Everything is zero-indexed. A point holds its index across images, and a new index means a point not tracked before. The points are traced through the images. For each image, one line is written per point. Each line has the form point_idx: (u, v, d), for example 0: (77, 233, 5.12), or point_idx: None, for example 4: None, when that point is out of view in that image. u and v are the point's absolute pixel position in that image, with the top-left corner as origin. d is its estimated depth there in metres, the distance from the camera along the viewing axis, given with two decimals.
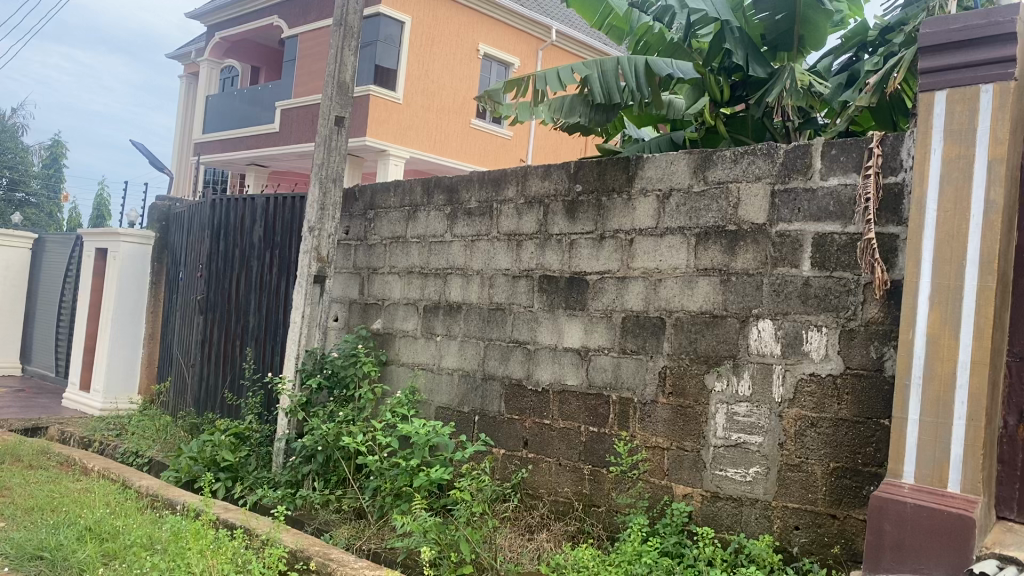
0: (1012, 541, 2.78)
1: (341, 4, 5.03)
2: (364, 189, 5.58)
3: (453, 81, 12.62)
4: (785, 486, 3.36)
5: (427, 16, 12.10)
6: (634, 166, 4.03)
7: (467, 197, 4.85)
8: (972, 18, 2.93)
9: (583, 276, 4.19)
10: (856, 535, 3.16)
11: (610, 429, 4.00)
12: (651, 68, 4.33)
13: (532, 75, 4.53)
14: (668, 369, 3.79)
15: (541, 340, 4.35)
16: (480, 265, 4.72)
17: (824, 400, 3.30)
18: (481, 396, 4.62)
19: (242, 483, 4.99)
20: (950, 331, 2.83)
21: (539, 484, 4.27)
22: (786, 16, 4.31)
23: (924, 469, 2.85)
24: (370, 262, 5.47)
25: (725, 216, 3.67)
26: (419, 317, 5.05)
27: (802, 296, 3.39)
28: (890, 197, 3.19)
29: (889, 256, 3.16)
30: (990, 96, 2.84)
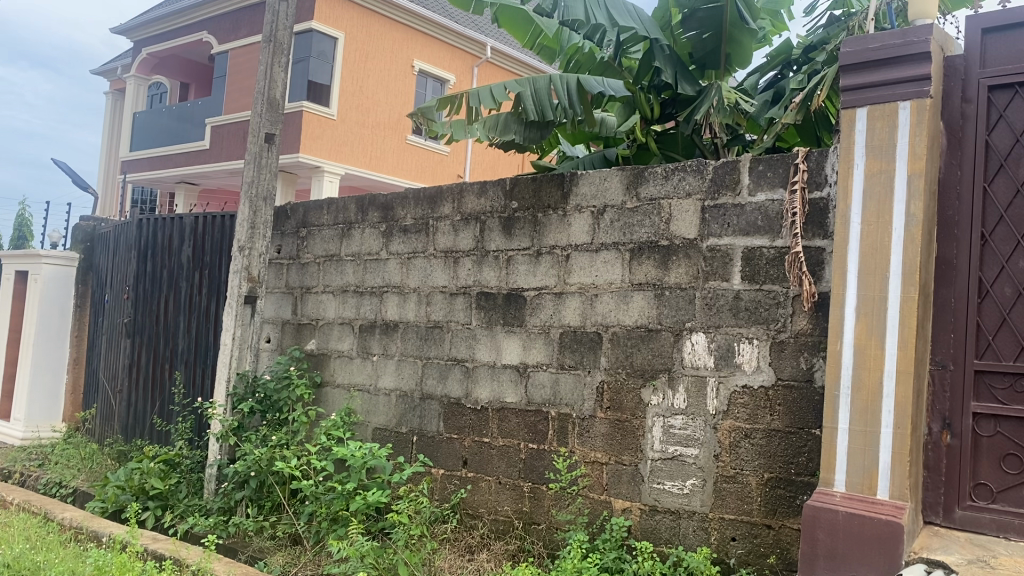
0: (939, 545, 2.83)
1: (271, 20, 4.96)
2: (297, 207, 5.49)
3: (387, 98, 12.58)
4: (722, 498, 3.40)
5: (360, 31, 12.02)
6: (569, 183, 4.05)
7: (402, 215, 4.81)
8: (889, 37, 3.01)
9: (520, 292, 4.19)
10: (790, 544, 3.20)
11: (549, 445, 3.99)
12: (583, 85, 4.36)
13: (467, 93, 4.55)
14: (606, 384, 3.81)
15: (479, 358, 4.33)
16: (417, 282, 4.68)
17: (757, 411, 3.34)
18: (419, 415, 4.57)
19: (172, 512, 4.82)
20: (876, 341, 2.90)
21: (479, 504, 4.24)
22: (713, 35, 4.40)
23: (854, 477, 2.91)
24: (304, 281, 5.38)
25: (658, 231, 3.71)
26: (355, 336, 4.98)
27: (733, 309, 3.44)
28: (816, 211, 3.26)
29: (816, 269, 3.23)
30: (908, 113, 2.93)
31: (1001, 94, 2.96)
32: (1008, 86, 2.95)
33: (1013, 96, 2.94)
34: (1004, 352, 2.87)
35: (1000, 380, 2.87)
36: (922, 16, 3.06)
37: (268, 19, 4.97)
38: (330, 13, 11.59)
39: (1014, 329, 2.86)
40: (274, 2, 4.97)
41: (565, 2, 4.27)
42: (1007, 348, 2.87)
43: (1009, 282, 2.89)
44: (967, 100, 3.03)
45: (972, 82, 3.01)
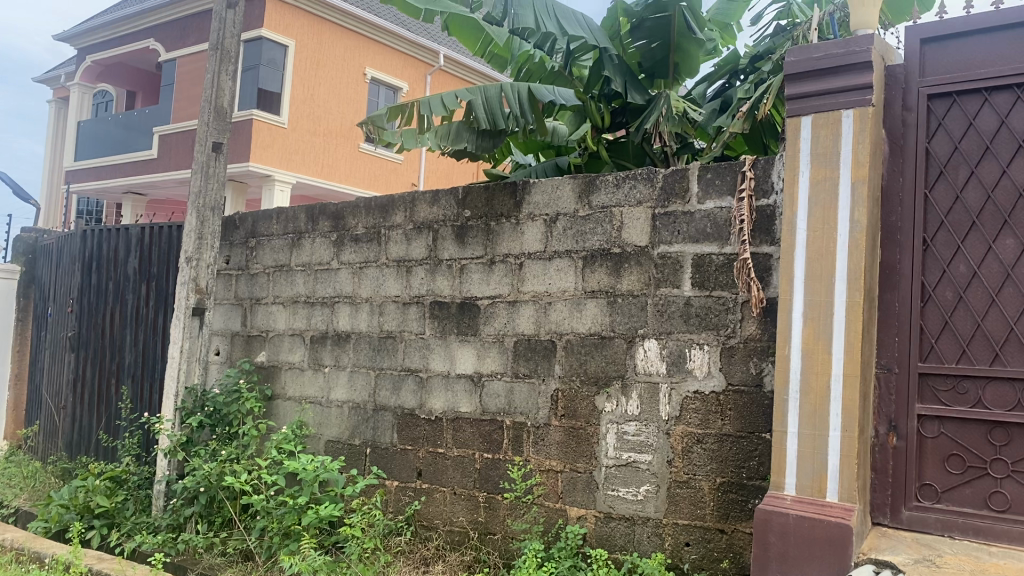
0: (886, 546, 2.87)
1: (217, 28, 4.89)
2: (246, 216, 5.41)
3: (339, 106, 12.50)
4: (675, 503, 3.42)
5: (311, 39, 11.91)
6: (521, 192, 4.05)
7: (353, 224, 4.77)
8: (832, 47, 3.06)
9: (474, 301, 4.18)
10: (743, 548, 3.23)
11: (503, 455, 3.98)
12: (535, 94, 4.38)
13: (417, 101, 4.51)
14: (560, 392, 3.81)
15: (433, 368, 4.30)
16: (369, 292, 4.64)
17: (709, 416, 3.37)
18: (372, 427, 4.52)
19: (118, 530, 4.70)
20: (823, 345, 2.95)
21: (434, 515, 4.21)
22: (661, 44, 4.46)
23: (804, 480, 2.95)
24: (253, 292, 5.31)
25: (610, 239, 3.73)
26: (306, 348, 4.92)
27: (684, 315, 3.47)
28: (763, 218, 3.30)
29: (763, 275, 3.27)
30: (851, 121, 2.98)
31: (940, 102, 3.04)
32: (946, 94, 3.02)
33: (951, 105, 3.02)
34: (946, 355, 2.94)
35: (943, 382, 2.94)
36: (864, 26, 3.12)
37: (214, 26, 4.91)
38: (280, 21, 11.48)
39: (956, 332, 2.93)
40: (220, 10, 4.90)
41: (514, 10, 4.23)
42: (949, 350, 2.94)
43: (950, 286, 2.96)
44: (908, 108, 3.09)
45: (913, 91, 3.08)
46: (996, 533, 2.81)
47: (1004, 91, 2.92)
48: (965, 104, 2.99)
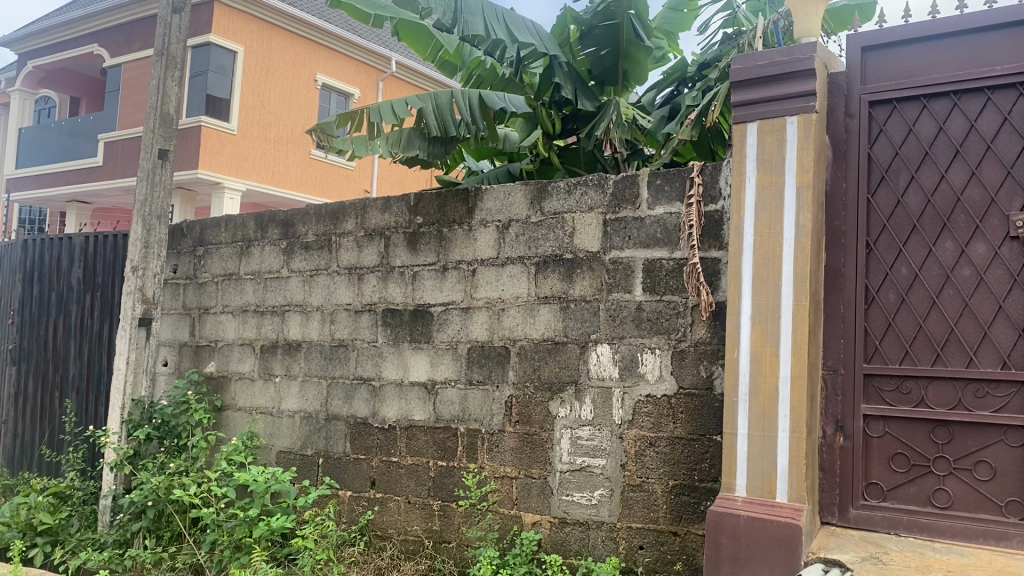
0: (835, 544, 2.91)
1: (162, 33, 4.81)
2: (193, 225, 5.32)
3: (290, 113, 12.39)
4: (628, 507, 3.44)
5: (260, 45, 11.78)
6: (473, 198, 4.04)
7: (303, 231, 4.71)
8: (777, 54, 3.11)
9: (427, 308, 4.16)
10: (696, 550, 3.26)
11: (458, 462, 3.96)
12: (486, 102, 4.42)
13: (367, 108, 4.50)
14: (514, 399, 3.81)
15: (386, 376, 4.27)
16: (320, 301, 4.59)
17: (661, 420, 3.40)
18: (325, 437, 4.47)
19: (62, 547, 4.56)
20: (771, 348, 2.99)
21: (388, 524, 4.18)
22: (610, 52, 4.49)
23: (754, 482, 2.99)
24: (201, 301, 5.22)
25: (562, 245, 3.74)
26: (257, 357, 4.85)
27: (636, 320, 3.50)
28: (712, 223, 3.35)
29: (713, 280, 3.31)
30: (795, 127, 3.04)
31: (881, 109, 3.11)
32: (886, 101, 3.10)
33: (891, 111, 3.09)
34: (889, 356, 3.01)
35: (887, 382, 3.00)
36: (807, 34, 3.18)
37: (159, 31, 4.82)
38: (228, 27, 11.33)
39: (899, 333, 3.00)
40: (165, 15, 4.82)
41: (465, 18, 4.19)
42: (893, 352, 3.01)
43: (893, 288, 3.03)
44: (850, 114, 3.16)
45: (855, 98, 3.15)
46: (940, 529, 2.87)
47: (942, 98, 3.00)
48: (905, 111, 3.07)
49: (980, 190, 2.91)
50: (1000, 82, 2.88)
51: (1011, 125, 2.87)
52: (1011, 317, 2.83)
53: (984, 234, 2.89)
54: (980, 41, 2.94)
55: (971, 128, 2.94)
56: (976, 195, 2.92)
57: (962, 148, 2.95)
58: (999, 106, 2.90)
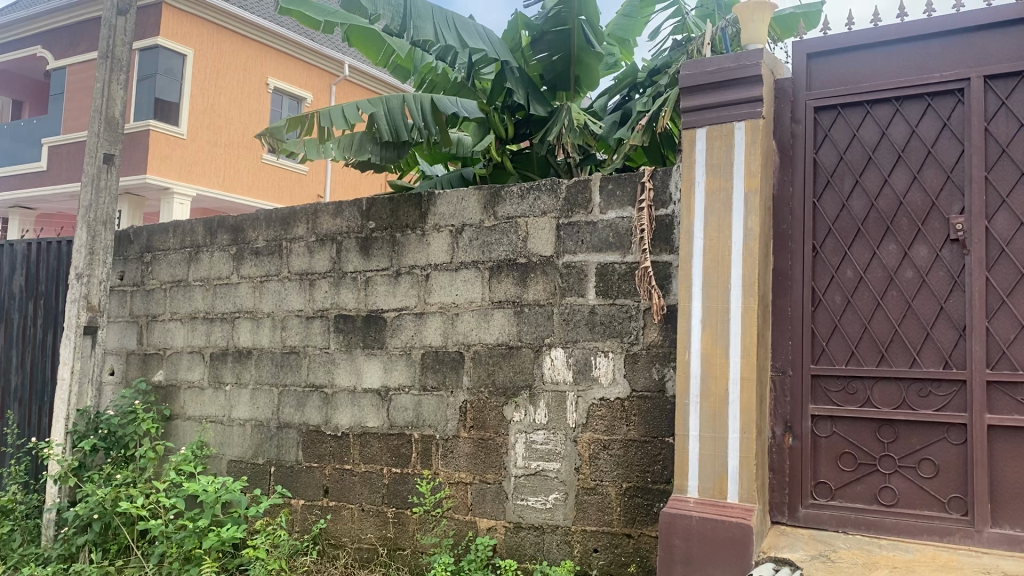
0: (785, 543, 2.96)
1: (107, 35, 4.71)
2: (140, 231, 5.22)
3: (241, 117, 12.26)
4: (583, 510, 3.45)
5: (209, 48, 11.62)
6: (426, 203, 4.03)
7: (253, 237, 4.65)
8: (724, 61, 3.15)
9: (380, 314, 4.13)
10: (649, 552, 3.28)
11: (412, 469, 3.94)
12: (437, 106, 4.38)
13: (317, 112, 4.42)
14: (468, 404, 3.80)
15: (338, 384, 4.23)
16: (271, 307, 4.54)
17: (614, 423, 3.42)
18: (276, 446, 4.41)
19: (4, 563, 4.42)
20: (721, 350, 3.03)
21: (342, 533, 4.14)
22: (562, 57, 4.49)
23: (706, 483, 3.03)
24: (149, 309, 5.12)
25: (515, 249, 3.74)
26: (206, 365, 4.77)
27: (589, 324, 3.51)
28: (663, 227, 3.38)
29: (664, 283, 3.34)
30: (743, 132, 3.08)
31: (826, 115, 3.18)
32: (831, 107, 3.16)
33: (836, 117, 3.16)
34: (836, 356, 3.07)
35: (834, 382, 3.06)
36: (754, 41, 3.22)
37: (103, 33, 4.72)
38: (177, 29, 11.17)
39: (845, 334, 3.06)
40: (110, 17, 4.72)
41: (414, 23, 4.19)
42: (839, 353, 3.07)
43: (839, 290, 3.09)
44: (796, 120, 3.22)
45: (801, 104, 3.21)
46: (886, 527, 2.93)
47: (885, 104, 3.07)
48: (849, 117, 3.13)
49: (921, 195, 2.98)
50: (940, 89, 2.96)
51: (950, 130, 2.95)
52: (953, 317, 2.89)
53: (925, 236, 2.96)
54: (920, 48, 3.01)
55: (913, 133, 3.01)
56: (918, 199, 2.99)
57: (904, 153, 3.02)
58: (938, 112, 2.97)
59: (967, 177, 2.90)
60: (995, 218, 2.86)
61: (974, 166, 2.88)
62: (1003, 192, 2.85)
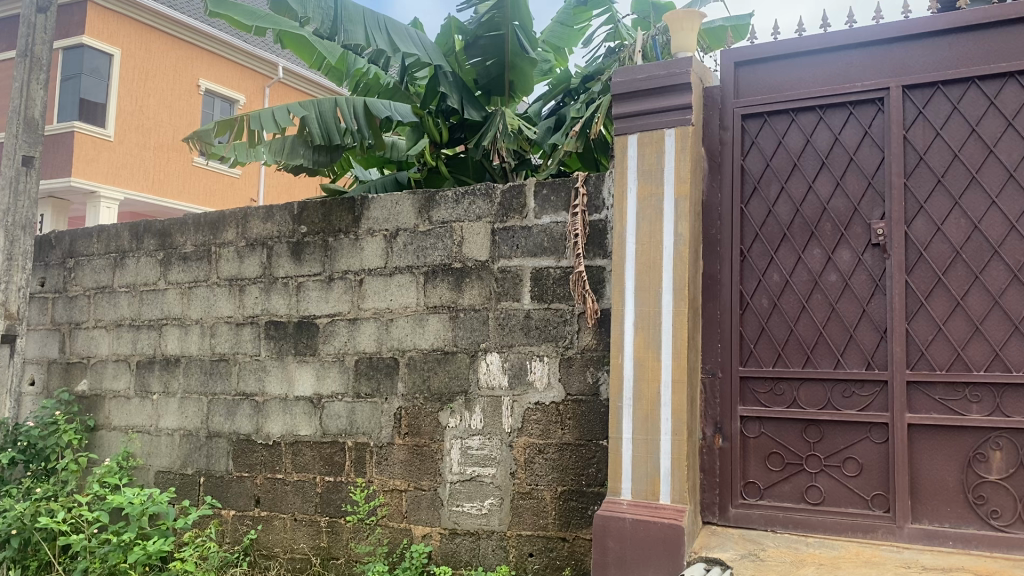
0: (716, 543, 3.00)
1: (25, 34, 4.57)
2: (63, 235, 5.05)
3: (170, 119, 12.01)
4: (518, 515, 3.45)
5: (138, 48, 11.37)
6: (359, 207, 3.99)
7: (181, 241, 4.54)
8: (655, 68, 3.20)
9: (312, 320, 4.07)
10: (584, 555, 3.30)
11: (346, 476, 3.89)
12: (370, 109, 4.36)
13: (247, 115, 4.31)
14: (403, 411, 3.77)
15: (269, 392, 4.15)
16: (199, 313, 4.44)
17: (549, 426, 3.43)
18: (205, 455, 4.31)
19: None
20: (653, 353, 3.07)
21: (274, 543, 4.06)
22: (496, 61, 4.49)
23: (639, 485, 3.06)
24: (71, 316, 4.96)
25: (450, 254, 3.73)
26: (132, 374, 4.64)
27: (525, 328, 3.52)
28: (596, 232, 3.41)
29: (598, 287, 3.37)
30: (673, 139, 3.13)
31: (753, 122, 3.25)
32: (758, 115, 3.24)
33: (762, 124, 3.23)
34: (763, 359, 3.14)
35: (761, 383, 3.13)
36: (683, 50, 3.27)
37: (21, 32, 4.57)
38: (104, 29, 10.90)
39: (772, 337, 3.13)
40: (28, 14, 4.57)
41: (345, 26, 4.10)
42: (767, 355, 3.13)
43: (765, 294, 3.16)
44: (724, 127, 3.28)
45: (728, 111, 3.27)
46: (813, 525, 3.00)
47: (809, 112, 3.15)
48: (775, 124, 3.21)
49: (844, 201, 3.06)
50: (861, 98, 3.05)
51: (871, 138, 3.04)
52: (874, 320, 2.97)
53: (848, 241, 3.04)
54: (841, 58, 3.10)
55: (836, 141, 3.09)
56: (841, 205, 3.07)
57: (828, 160, 3.10)
58: (860, 121, 3.06)
59: (887, 184, 2.99)
60: (913, 223, 2.95)
61: (893, 173, 2.97)
62: (921, 198, 2.95)
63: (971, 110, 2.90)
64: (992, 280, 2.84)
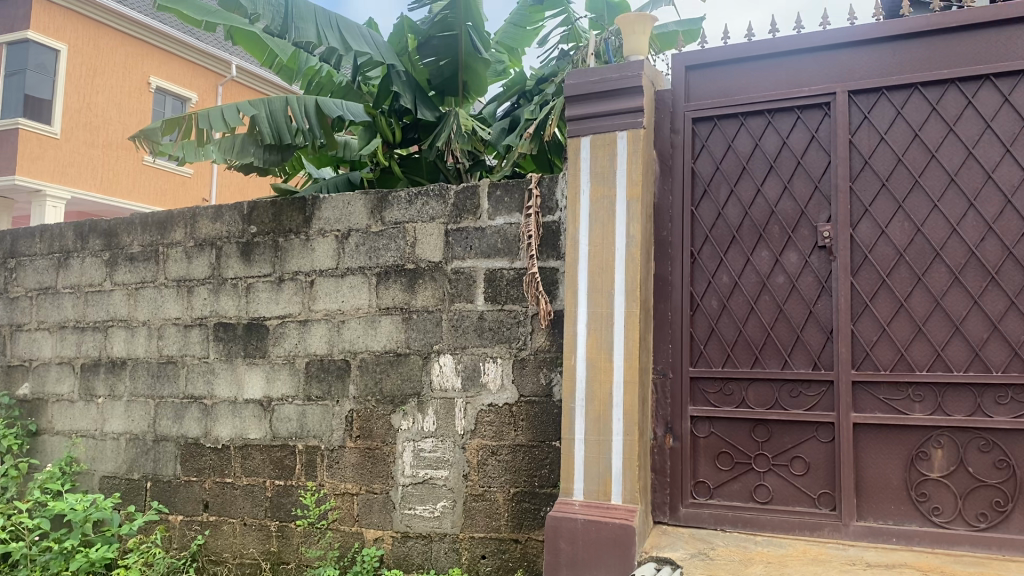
0: (667, 543, 3.02)
1: None
2: (4, 235, 4.92)
3: (120, 117, 11.79)
4: (471, 518, 3.44)
5: (86, 44, 11.14)
6: (311, 207, 3.95)
7: (128, 241, 4.45)
8: (607, 71, 3.21)
9: (262, 321, 4.02)
10: (536, 556, 3.30)
11: (296, 480, 3.84)
12: (322, 109, 4.30)
13: (195, 115, 4.22)
14: (355, 413, 3.74)
15: (217, 395, 4.09)
16: (146, 315, 4.35)
17: (502, 428, 3.42)
18: (152, 460, 4.23)
19: None
20: (605, 354, 3.09)
21: (222, 548, 3.99)
22: (450, 61, 4.47)
23: (591, 485, 3.07)
24: (13, 318, 4.83)
25: (403, 255, 3.71)
26: (76, 377, 4.53)
27: (478, 330, 3.51)
28: (550, 233, 3.42)
29: (551, 289, 3.38)
30: (625, 142, 3.15)
31: (703, 126, 3.28)
32: (708, 119, 3.27)
33: (712, 128, 3.27)
34: (713, 359, 3.17)
35: (711, 384, 3.16)
36: (635, 53, 3.29)
37: None
38: (50, 24, 10.67)
39: (721, 338, 3.17)
40: None
41: (296, 24, 4.03)
42: (716, 355, 3.17)
43: (715, 295, 3.19)
44: (675, 131, 3.31)
45: (679, 114, 3.31)
46: (761, 523, 3.04)
47: (757, 116, 3.19)
48: (724, 128, 3.25)
49: (791, 204, 3.11)
50: (808, 102, 3.10)
51: (818, 142, 3.09)
52: (821, 321, 3.02)
53: (795, 244, 3.09)
54: (789, 63, 3.15)
55: (783, 144, 3.14)
56: (788, 207, 3.12)
57: (776, 163, 3.15)
58: (807, 124, 3.11)
59: (833, 187, 3.04)
60: (858, 226, 3.01)
61: (839, 176, 3.02)
62: (866, 202, 3.00)
63: (914, 116, 2.97)
64: (934, 282, 2.89)
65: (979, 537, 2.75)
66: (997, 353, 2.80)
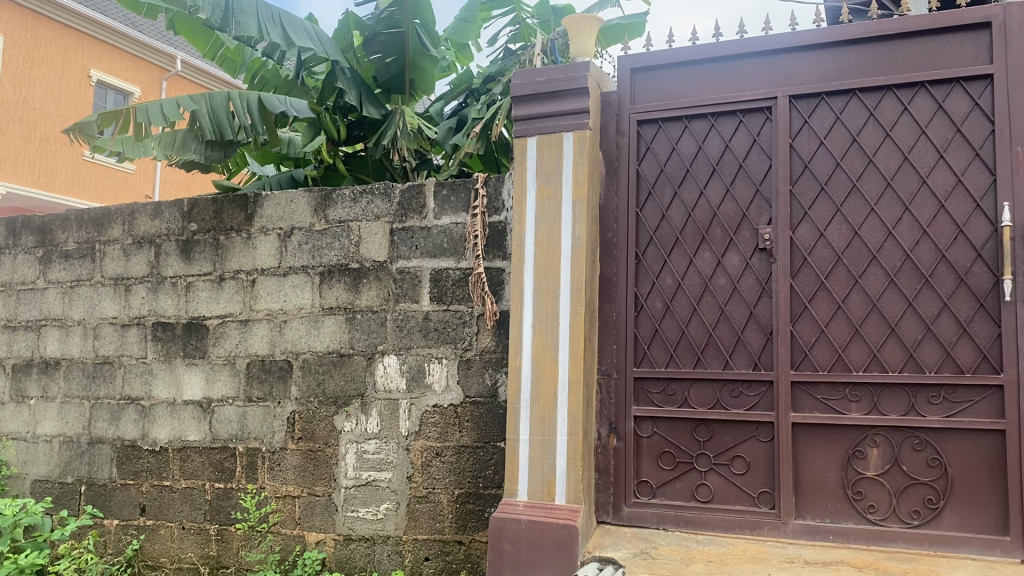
0: (610, 542, 3.03)
1: None
2: None
3: (59, 110, 11.48)
4: (414, 519, 3.41)
5: (23, 34, 10.83)
6: (252, 205, 3.88)
7: (62, 238, 4.33)
8: (554, 71, 3.21)
9: (202, 321, 3.94)
10: (479, 557, 3.29)
11: (236, 483, 3.77)
12: (265, 104, 4.19)
13: (133, 108, 4.12)
14: (296, 415, 3.68)
15: (156, 396, 4.00)
16: (81, 314, 4.23)
17: (447, 429, 3.40)
18: (87, 463, 4.12)
19: None
20: (550, 355, 3.09)
21: (159, 553, 3.91)
22: (396, 59, 4.42)
23: (535, 486, 3.07)
24: None
25: (347, 254, 3.67)
26: (7, 378, 4.40)
27: (423, 330, 3.49)
28: (496, 233, 3.41)
29: (497, 289, 3.37)
30: (571, 142, 3.16)
31: (648, 128, 3.31)
32: (653, 120, 3.30)
33: (657, 130, 3.29)
34: (657, 360, 3.20)
35: (654, 384, 3.18)
36: (582, 54, 3.30)
37: None
38: None
39: (664, 338, 3.19)
40: None
41: (237, 18, 3.97)
42: (660, 355, 3.20)
43: (659, 296, 3.22)
44: (621, 133, 3.33)
45: (625, 116, 3.33)
46: (703, 522, 3.07)
47: (700, 119, 3.23)
48: (669, 130, 3.27)
49: (733, 206, 3.15)
50: (750, 106, 3.14)
51: (760, 146, 3.13)
52: (761, 322, 3.06)
53: (737, 246, 3.13)
54: (732, 67, 3.19)
55: (726, 148, 3.18)
56: (730, 210, 3.15)
57: (719, 166, 3.18)
58: (749, 128, 3.15)
59: (774, 190, 3.09)
60: (798, 229, 3.06)
61: (779, 180, 3.07)
62: (805, 205, 3.05)
63: (853, 121, 3.02)
64: (870, 285, 2.95)
65: (911, 534, 2.81)
66: (930, 354, 2.86)
